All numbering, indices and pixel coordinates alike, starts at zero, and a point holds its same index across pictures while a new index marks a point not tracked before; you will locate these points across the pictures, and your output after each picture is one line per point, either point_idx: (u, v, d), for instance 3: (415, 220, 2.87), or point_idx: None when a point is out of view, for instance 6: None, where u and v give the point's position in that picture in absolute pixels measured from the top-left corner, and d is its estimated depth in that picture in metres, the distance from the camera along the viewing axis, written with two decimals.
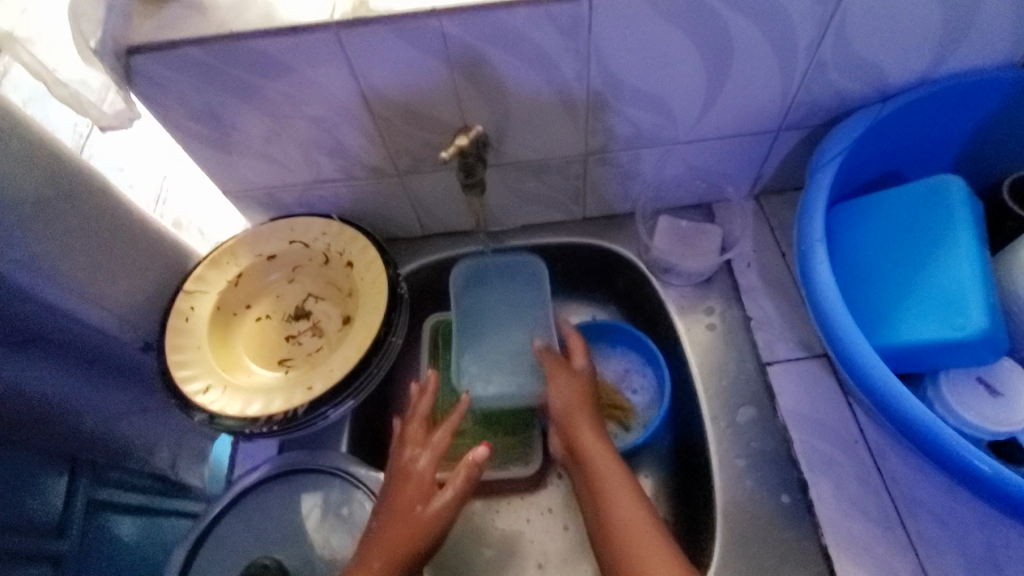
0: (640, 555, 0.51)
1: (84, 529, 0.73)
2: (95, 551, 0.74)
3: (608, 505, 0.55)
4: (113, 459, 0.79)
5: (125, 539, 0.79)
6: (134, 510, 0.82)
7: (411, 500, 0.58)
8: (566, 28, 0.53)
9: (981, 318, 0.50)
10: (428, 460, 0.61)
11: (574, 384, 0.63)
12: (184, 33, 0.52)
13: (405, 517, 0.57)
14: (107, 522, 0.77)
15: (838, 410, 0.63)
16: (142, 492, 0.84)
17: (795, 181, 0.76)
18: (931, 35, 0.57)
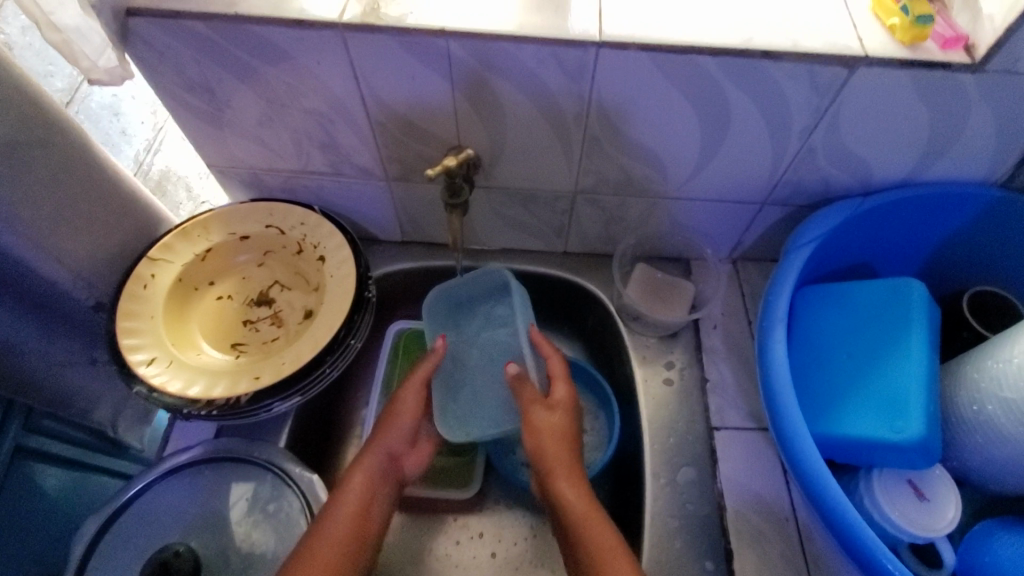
0: None
1: (11, 473, 0.71)
2: (22, 498, 0.72)
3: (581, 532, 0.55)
4: (51, 406, 0.78)
5: (50, 491, 0.77)
6: (65, 462, 0.80)
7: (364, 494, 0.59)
8: (572, 72, 0.54)
9: (918, 424, 0.50)
10: (384, 457, 0.63)
11: (554, 415, 0.63)
12: (191, 6, 0.52)
13: (356, 508, 0.58)
14: (32, 470, 0.74)
15: (776, 485, 0.64)
16: (76, 445, 0.83)
17: (773, 253, 0.78)
18: (918, 143, 0.59)
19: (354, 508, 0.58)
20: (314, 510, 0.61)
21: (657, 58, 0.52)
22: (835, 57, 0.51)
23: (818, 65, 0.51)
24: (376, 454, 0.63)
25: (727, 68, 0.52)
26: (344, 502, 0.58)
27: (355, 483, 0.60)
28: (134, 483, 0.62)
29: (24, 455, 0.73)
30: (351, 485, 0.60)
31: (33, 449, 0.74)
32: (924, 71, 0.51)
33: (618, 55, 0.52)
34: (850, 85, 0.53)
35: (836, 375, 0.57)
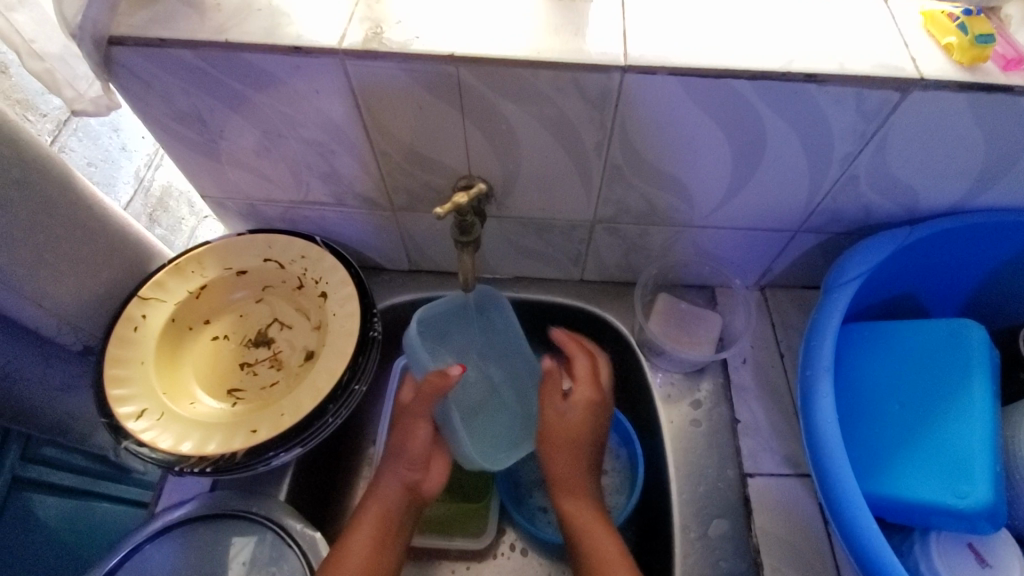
0: None
1: (8, 501, 0.74)
2: (18, 526, 0.75)
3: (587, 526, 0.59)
4: (50, 434, 0.80)
5: (45, 518, 0.79)
6: (63, 489, 0.82)
7: (384, 523, 0.59)
8: (593, 99, 0.49)
9: (985, 490, 0.49)
10: (403, 486, 0.61)
11: (583, 407, 0.63)
12: (177, 33, 0.48)
13: (373, 545, 0.57)
14: (31, 501, 0.77)
15: (816, 539, 0.59)
16: (78, 473, 0.85)
17: (805, 281, 0.73)
18: (971, 170, 0.54)
19: (368, 544, 0.57)
20: (317, 572, 0.57)
21: (688, 84, 0.47)
22: (887, 80, 0.46)
23: (867, 89, 0.46)
24: (393, 485, 0.61)
25: (765, 94, 0.47)
26: (359, 534, 0.58)
27: (369, 515, 0.59)
28: (123, 544, 0.58)
29: (22, 487, 0.76)
30: (367, 516, 0.59)
31: (32, 479, 0.77)
32: (985, 94, 0.46)
33: (645, 81, 0.47)
34: (901, 110, 0.48)
35: (890, 429, 0.55)
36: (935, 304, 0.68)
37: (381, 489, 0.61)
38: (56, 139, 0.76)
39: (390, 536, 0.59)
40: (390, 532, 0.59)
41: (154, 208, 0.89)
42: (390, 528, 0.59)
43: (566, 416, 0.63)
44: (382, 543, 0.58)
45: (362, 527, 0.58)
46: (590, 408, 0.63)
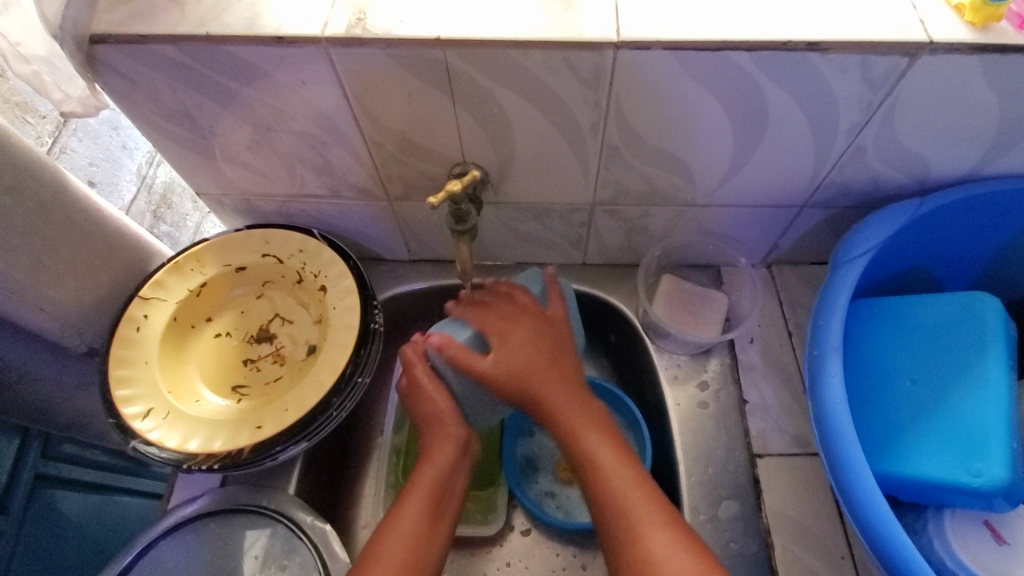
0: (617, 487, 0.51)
1: (32, 498, 0.75)
2: (43, 521, 0.77)
3: (601, 457, 0.52)
4: (68, 431, 0.82)
5: (70, 513, 0.81)
6: (83, 486, 0.84)
7: (441, 479, 0.54)
8: (587, 78, 0.47)
9: (1001, 467, 0.48)
10: (460, 446, 0.55)
11: (532, 333, 0.56)
12: (157, 28, 0.47)
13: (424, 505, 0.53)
14: (53, 497, 0.79)
15: (826, 517, 0.59)
16: (98, 469, 0.87)
17: (812, 256, 0.71)
18: (984, 136, 0.51)
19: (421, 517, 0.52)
20: (328, 564, 0.57)
21: (685, 58, 0.45)
22: (894, 45, 0.44)
23: (873, 55, 0.44)
24: (450, 446, 0.55)
25: (766, 64, 0.45)
26: (408, 507, 0.53)
27: (423, 481, 0.54)
28: (136, 542, 0.59)
29: (44, 483, 0.77)
30: (417, 485, 0.54)
31: (54, 476, 0.79)
32: (998, 56, 0.44)
33: (639, 58, 0.45)
34: (910, 75, 0.46)
35: (903, 407, 0.54)
36: (947, 277, 0.67)
37: (434, 453, 0.55)
38: (56, 141, 0.75)
39: (447, 503, 0.54)
40: (443, 501, 0.54)
41: (158, 206, 0.88)
42: (450, 485, 0.54)
43: (511, 352, 0.54)
44: (437, 508, 0.53)
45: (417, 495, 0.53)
46: (540, 329, 0.57)
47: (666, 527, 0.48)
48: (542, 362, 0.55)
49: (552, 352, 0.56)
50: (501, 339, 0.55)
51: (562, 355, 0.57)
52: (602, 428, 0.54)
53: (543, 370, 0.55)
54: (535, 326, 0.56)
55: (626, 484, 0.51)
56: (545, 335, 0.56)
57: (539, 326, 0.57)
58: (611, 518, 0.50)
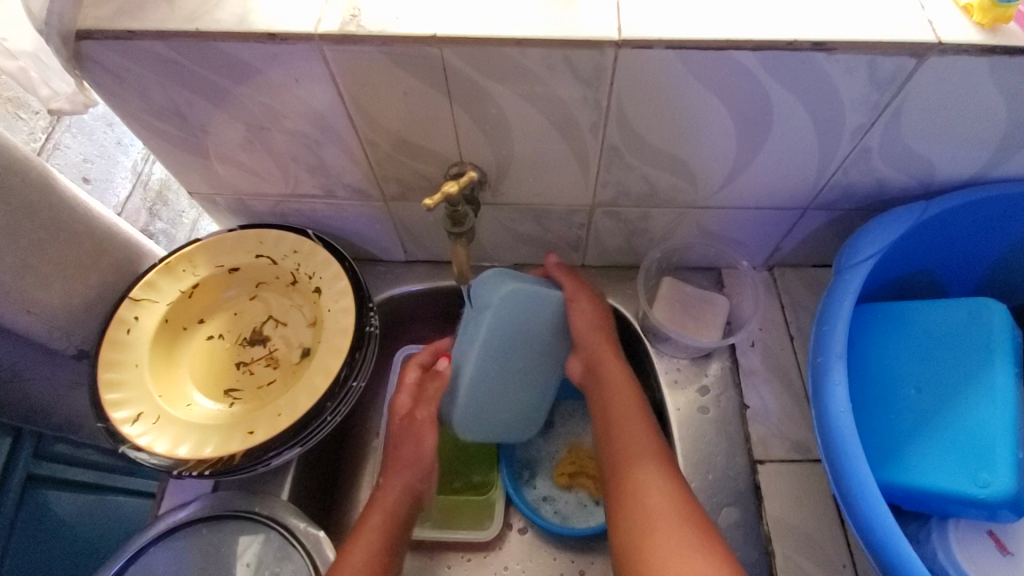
0: (638, 491, 0.53)
1: (24, 499, 0.74)
2: (35, 522, 0.76)
3: (641, 478, 0.53)
4: (61, 432, 0.81)
5: (63, 515, 0.80)
6: (76, 486, 0.83)
7: (389, 517, 0.58)
8: (587, 78, 0.46)
9: (1007, 477, 0.48)
10: (413, 489, 0.62)
11: (597, 317, 0.64)
12: (146, 23, 0.46)
13: (375, 537, 0.56)
14: (45, 498, 0.78)
15: (827, 525, 0.58)
16: (92, 470, 0.86)
17: (814, 258, 0.70)
18: (992, 139, 0.50)
19: (379, 541, 0.55)
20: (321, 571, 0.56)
21: (688, 58, 0.44)
22: (902, 45, 0.43)
23: (881, 55, 0.43)
24: (400, 485, 0.61)
25: (771, 64, 0.44)
26: (365, 536, 0.55)
27: (373, 519, 0.58)
28: (126, 548, 0.58)
29: (36, 484, 0.76)
30: (371, 520, 0.57)
31: (46, 477, 0.78)
32: (1007, 58, 0.43)
33: (641, 57, 0.44)
34: (917, 76, 0.45)
35: (907, 415, 0.54)
36: (952, 282, 0.66)
37: (382, 492, 0.60)
38: (49, 138, 0.73)
39: (400, 537, 0.58)
40: (400, 528, 0.58)
41: (153, 203, 0.87)
42: (402, 521, 0.59)
43: (600, 345, 0.63)
44: (393, 540, 0.57)
45: (375, 526, 0.56)
46: (596, 314, 0.64)
47: (679, 525, 0.49)
48: (601, 340, 0.63)
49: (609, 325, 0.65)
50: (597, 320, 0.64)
51: (614, 335, 0.65)
52: (633, 394, 0.61)
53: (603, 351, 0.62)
54: (599, 310, 0.65)
55: (641, 436, 0.57)
56: (605, 321, 0.65)
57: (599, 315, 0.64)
58: (631, 533, 0.51)
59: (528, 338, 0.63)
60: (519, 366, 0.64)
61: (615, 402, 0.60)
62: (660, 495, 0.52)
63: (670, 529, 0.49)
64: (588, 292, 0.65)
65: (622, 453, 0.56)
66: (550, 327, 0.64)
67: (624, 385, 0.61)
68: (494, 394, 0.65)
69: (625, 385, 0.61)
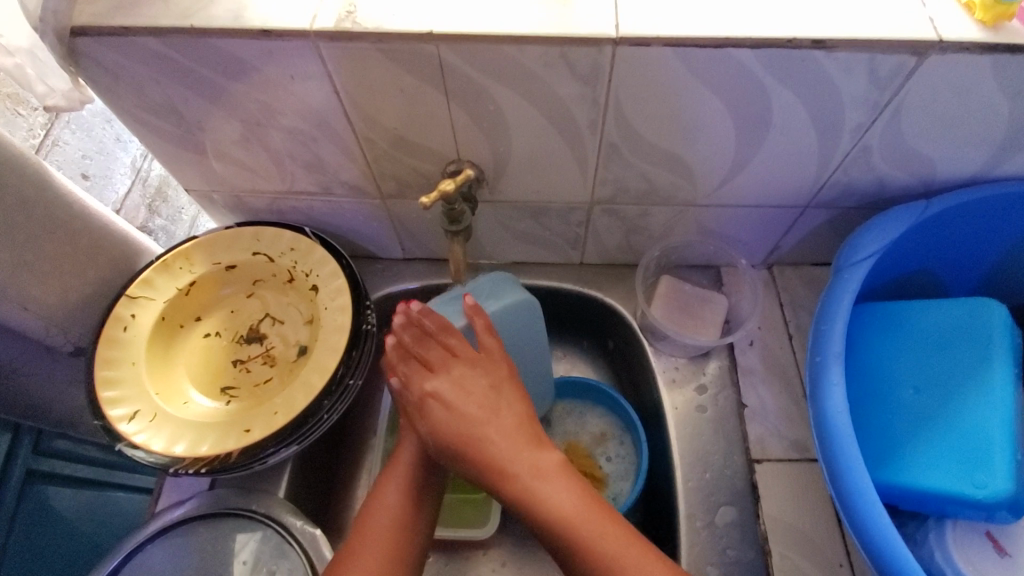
0: (591, 549, 0.46)
1: (24, 493, 0.75)
2: (35, 517, 0.76)
3: (572, 524, 0.47)
4: (60, 428, 0.81)
5: (62, 510, 0.80)
6: (75, 482, 0.83)
7: (413, 461, 0.55)
8: (585, 75, 0.46)
9: (1004, 480, 0.48)
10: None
11: (487, 381, 0.51)
12: (141, 20, 0.45)
13: (400, 482, 0.54)
14: (45, 493, 0.78)
15: (824, 524, 0.58)
16: (92, 465, 0.86)
17: (814, 257, 0.70)
18: (993, 138, 0.50)
19: (404, 494, 0.53)
20: (317, 569, 0.56)
21: (687, 55, 0.44)
22: (902, 43, 0.42)
23: (881, 53, 0.43)
24: (414, 435, 0.55)
25: (770, 62, 0.44)
26: (391, 483, 0.54)
27: (401, 461, 0.55)
28: (123, 546, 0.58)
29: (36, 479, 0.77)
30: (401, 463, 0.55)
31: (46, 472, 0.78)
32: (1009, 56, 0.42)
33: (639, 55, 0.44)
34: (918, 75, 0.45)
35: (905, 415, 0.53)
36: (951, 281, 0.65)
37: (408, 434, 0.56)
38: (47, 134, 0.73)
39: (431, 476, 0.55)
40: (421, 483, 0.54)
41: (152, 199, 0.86)
42: (432, 459, 0.56)
43: (460, 402, 0.51)
44: (420, 485, 0.54)
45: (398, 474, 0.54)
46: (451, 357, 0.52)
47: (634, 550, 0.46)
48: (478, 390, 0.51)
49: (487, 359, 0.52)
50: (438, 372, 0.52)
51: (495, 370, 0.52)
52: (523, 430, 0.50)
53: (472, 405, 0.50)
54: (452, 349, 0.52)
55: (541, 476, 0.48)
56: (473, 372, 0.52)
57: (475, 362, 0.52)
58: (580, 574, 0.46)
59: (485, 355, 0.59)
60: None
61: (511, 463, 0.48)
62: (586, 522, 0.47)
63: (611, 544, 0.46)
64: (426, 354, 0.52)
65: (537, 505, 0.48)
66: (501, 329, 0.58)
67: (510, 424, 0.50)
68: None
69: (513, 419, 0.50)
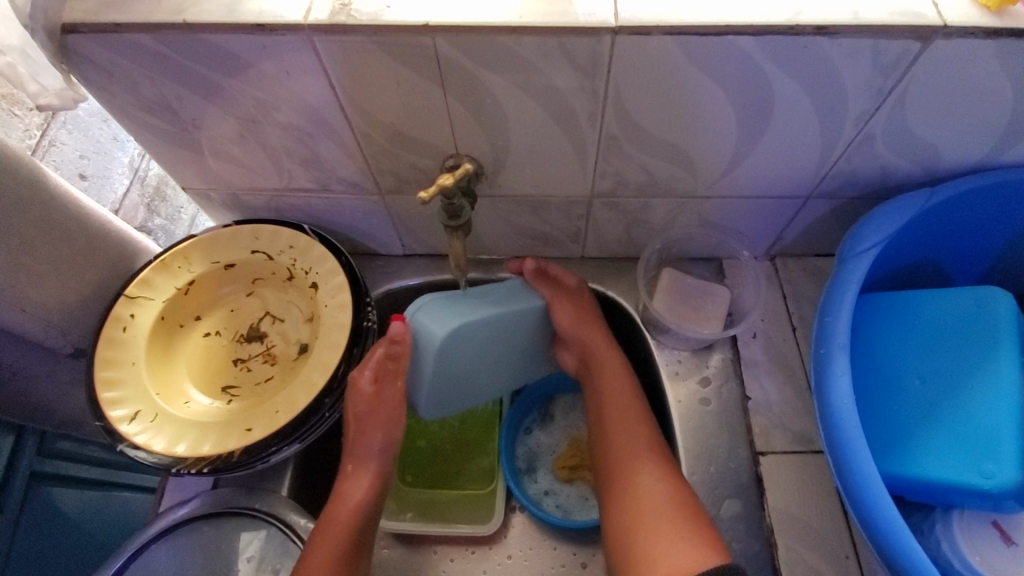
0: (649, 535, 0.52)
1: (28, 495, 0.75)
2: (39, 518, 0.77)
3: (636, 480, 0.56)
4: (66, 429, 0.81)
5: (69, 511, 0.81)
6: (85, 483, 0.83)
7: (355, 506, 0.56)
8: (583, 65, 0.45)
9: (1012, 469, 0.47)
10: (375, 487, 0.58)
11: (580, 310, 0.63)
12: (133, 16, 0.45)
13: (342, 533, 0.54)
14: (50, 495, 0.78)
15: (830, 516, 0.57)
16: (103, 466, 0.86)
17: (817, 248, 0.69)
18: (998, 125, 0.49)
19: (340, 550, 0.53)
20: None
21: (686, 44, 0.43)
22: (907, 28, 0.41)
23: (884, 40, 0.42)
24: (363, 485, 0.58)
25: (772, 50, 0.43)
26: (327, 537, 0.53)
27: (338, 516, 0.55)
28: (127, 546, 0.58)
29: (41, 482, 0.77)
30: (334, 519, 0.55)
31: (52, 474, 0.78)
32: (1014, 40, 0.42)
33: (639, 43, 0.43)
34: (922, 60, 0.44)
35: (911, 406, 0.53)
36: (956, 271, 0.65)
37: (345, 490, 0.57)
38: (44, 134, 0.74)
39: (364, 535, 0.56)
40: (358, 535, 0.55)
41: (151, 198, 0.84)
42: (365, 523, 0.56)
43: (570, 318, 0.63)
44: (356, 538, 0.55)
45: (337, 532, 0.54)
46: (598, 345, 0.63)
47: (676, 526, 0.51)
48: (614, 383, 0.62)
49: (596, 313, 0.65)
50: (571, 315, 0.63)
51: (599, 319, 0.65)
52: (642, 414, 0.60)
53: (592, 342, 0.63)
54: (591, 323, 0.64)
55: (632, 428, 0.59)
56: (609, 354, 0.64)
57: (580, 306, 0.64)
58: (619, 539, 0.54)
59: (468, 360, 0.60)
60: (491, 362, 0.63)
61: (612, 392, 0.62)
62: (654, 499, 0.54)
63: (653, 522, 0.52)
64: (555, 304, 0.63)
65: (614, 445, 0.59)
66: (469, 344, 0.59)
67: (612, 362, 0.63)
68: (499, 380, 0.67)
69: (612, 357, 0.64)
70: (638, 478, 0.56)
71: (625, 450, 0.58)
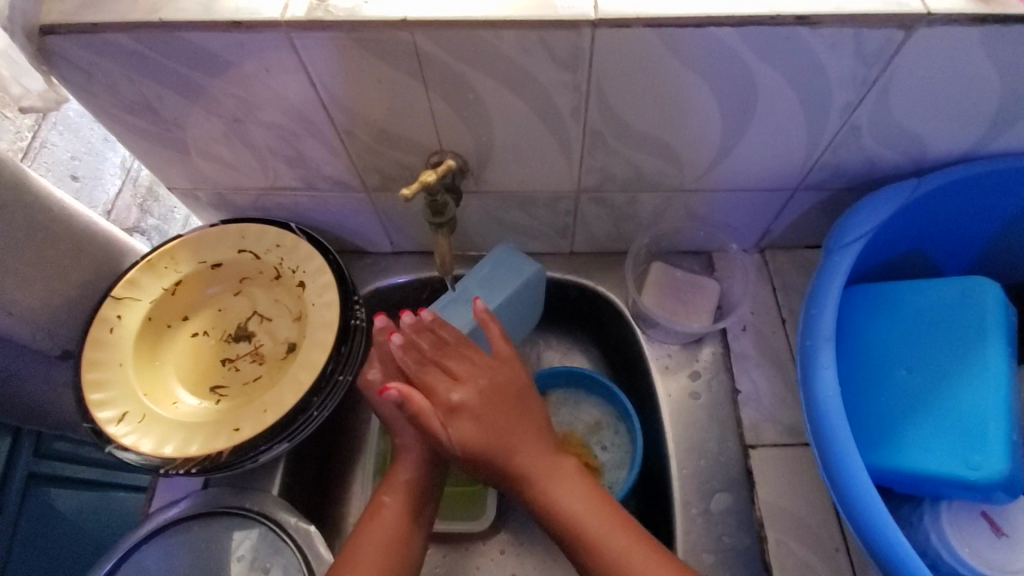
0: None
1: (27, 496, 0.75)
2: (39, 518, 0.76)
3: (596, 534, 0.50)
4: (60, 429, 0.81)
5: (67, 511, 0.81)
6: (81, 483, 0.83)
7: (419, 467, 0.56)
8: (564, 59, 0.45)
9: (999, 461, 0.47)
10: (435, 449, 0.57)
11: (473, 366, 0.53)
12: (110, 16, 0.44)
13: (406, 492, 0.55)
14: (48, 495, 0.78)
15: (820, 508, 0.57)
16: (97, 467, 0.86)
17: (806, 240, 0.69)
18: (984, 114, 0.49)
19: (403, 511, 0.54)
20: (312, 565, 0.56)
21: (667, 37, 0.43)
22: (889, 17, 0.41)
23: (867, 30, 0.42)
24: (419, 446, 0.57)
25: (753, 42, 0.43)
26: (391, 499, 0.55)
27: (400, 479, 0.56)
28: (117, 547, 0.58)
29: (39, 483, 0.77)
30: (397, 482, 0.56)
31: (49, 474, 0.78)
32: (997, 29, 0.41)
33: (620, 36, 0.43)
34: (905, 50, 0.44)
35: (898, 398, 0.53)
36: (945, 262, 0.65)
37: (407, 452, 0.57)
38: (35, 135, 0.75)
39: (429, 493, 0.57)
40: (422, 496, 0.56)
41: (143, 199, 0.82)
42: (427, 483, 0.57)
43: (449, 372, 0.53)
44: (421, 499, 0.56)
45: (395, 494, 0.55)
46: (486, 375, 0.53)
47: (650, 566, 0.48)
48: (527, 380, 0.56)
49: (459, 346, 0.55)
50: (455, 411, 0.52)
51: (442, 340, 0.55)
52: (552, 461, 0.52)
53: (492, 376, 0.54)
54: (492, 368, 0.54)
55: (526, 442, 0.52)
56: (496, 373, 0.54)
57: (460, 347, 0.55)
58: None
59: None
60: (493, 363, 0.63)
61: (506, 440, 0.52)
62: (615, 542, 0.49)
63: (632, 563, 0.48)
64: (456, 348, 0.55)
65: (562, 506, 0.51)
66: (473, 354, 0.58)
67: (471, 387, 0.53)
68: None
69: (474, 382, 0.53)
70: (601, 531, 0.50)
71: (579, 509, 0.51)
